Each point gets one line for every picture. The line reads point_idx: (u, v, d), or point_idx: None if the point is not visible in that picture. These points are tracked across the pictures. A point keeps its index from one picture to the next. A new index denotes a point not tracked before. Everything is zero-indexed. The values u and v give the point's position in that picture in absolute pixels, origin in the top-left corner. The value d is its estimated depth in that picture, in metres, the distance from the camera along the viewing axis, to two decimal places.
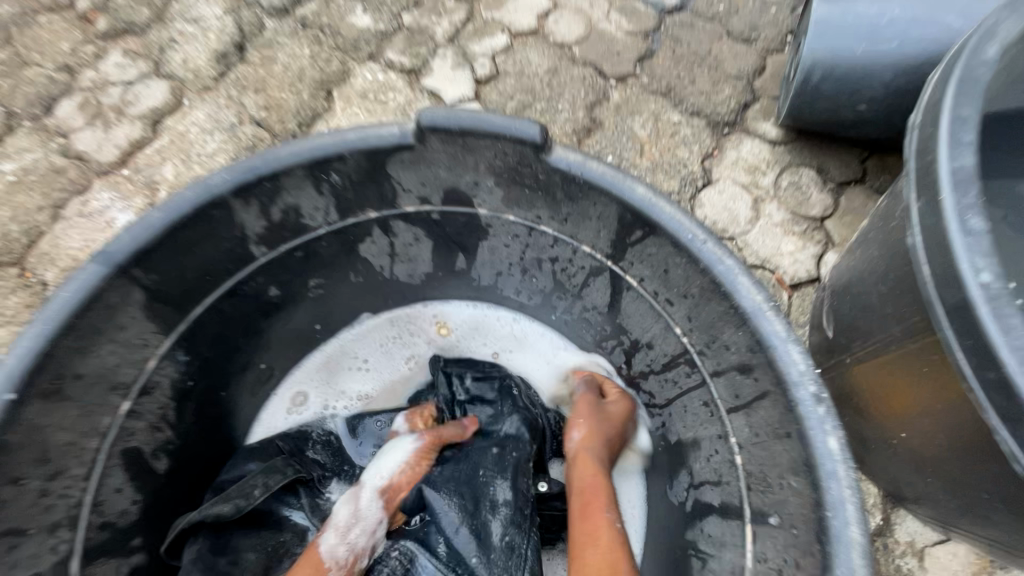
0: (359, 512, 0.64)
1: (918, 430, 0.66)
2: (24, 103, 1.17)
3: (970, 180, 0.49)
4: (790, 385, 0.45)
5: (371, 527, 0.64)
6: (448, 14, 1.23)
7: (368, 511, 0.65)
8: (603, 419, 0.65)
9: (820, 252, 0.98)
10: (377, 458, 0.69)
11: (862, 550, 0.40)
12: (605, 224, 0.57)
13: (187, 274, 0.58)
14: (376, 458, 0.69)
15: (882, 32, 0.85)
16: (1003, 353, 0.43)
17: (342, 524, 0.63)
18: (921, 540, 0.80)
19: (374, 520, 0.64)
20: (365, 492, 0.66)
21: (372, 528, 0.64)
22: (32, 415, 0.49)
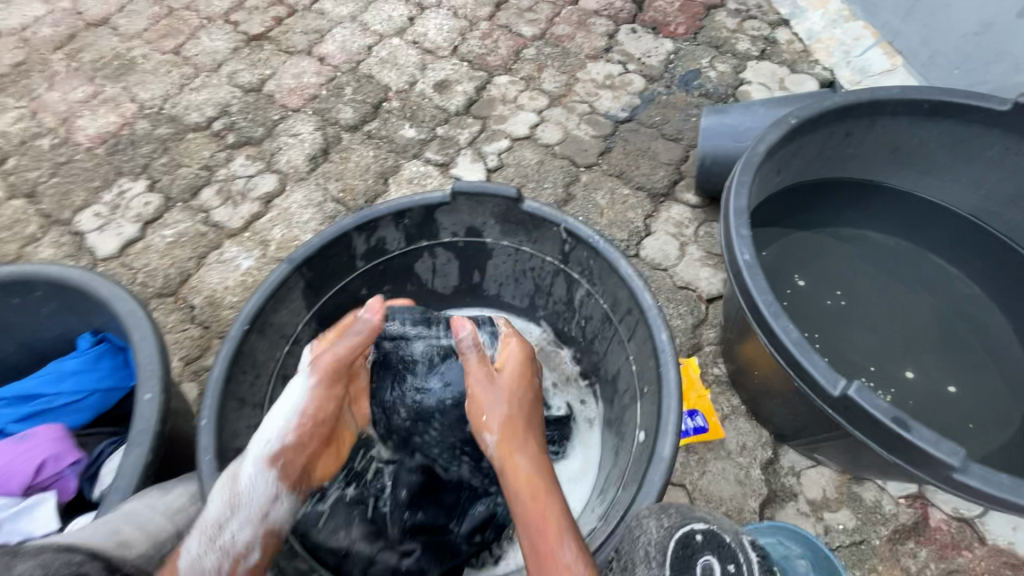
0: (235, 496, 0.74)
1: (772, 375, 1.06)
2: (178, 190, 1.71)
3: (743, 212, 0.93)
4: (645, 312, 0.86)
5: (251, 519, 0.74)
6: (468, 127, 1.78)
7: (251, 489, 0.75)
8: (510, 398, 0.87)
9: (726, 277, 1.41)
10: (277, 409, 0.84)
11: (674, 383, 0.79)
12: (556, 241, 1.02)
13: (324, 274, 1.01)
14: (276, 408, 0.84)
15: (742, 134, 1.38)
16: (754, 293, 0.85)
17: (209, 530, 0.71)
18: (799, 465, 1.14)
19: (254, 505, 0.75)
20: (245, 471, 0.76)
21: (249, 520, 0.74)
22: (252, 340, 0.91)
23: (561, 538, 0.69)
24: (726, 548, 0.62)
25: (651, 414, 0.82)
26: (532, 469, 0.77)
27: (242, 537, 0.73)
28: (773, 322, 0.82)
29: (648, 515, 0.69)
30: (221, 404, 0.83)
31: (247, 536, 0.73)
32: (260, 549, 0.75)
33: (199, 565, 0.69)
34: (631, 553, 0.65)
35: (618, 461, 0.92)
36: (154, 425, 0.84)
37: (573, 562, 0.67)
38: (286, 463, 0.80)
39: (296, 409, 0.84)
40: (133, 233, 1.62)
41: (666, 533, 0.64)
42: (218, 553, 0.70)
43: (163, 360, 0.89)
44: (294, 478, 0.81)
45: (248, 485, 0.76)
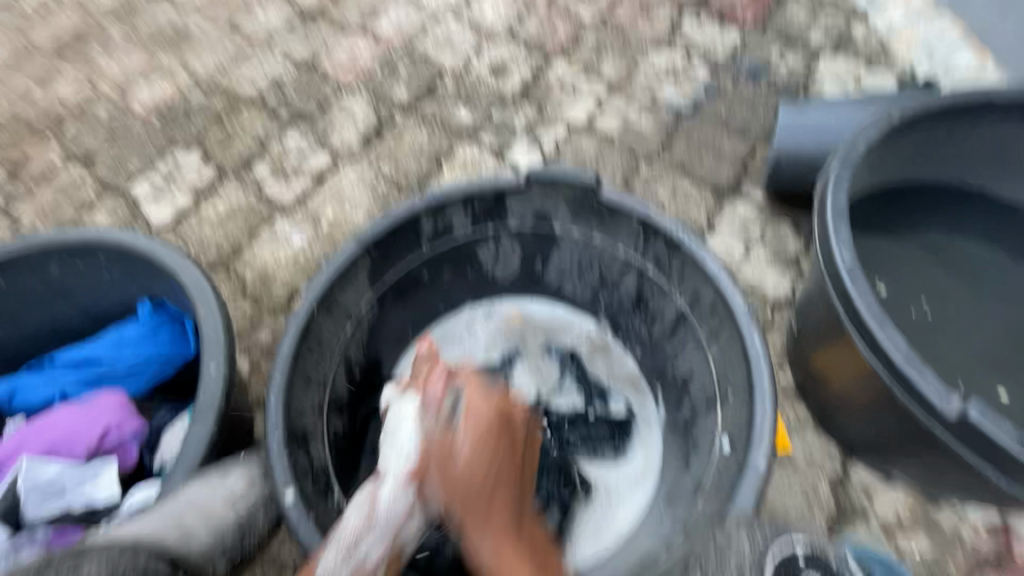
0: (373, 514, 0.75)
1: (852, 389, 0.99)
2: (231, 163, 1.70)
3: (842, 211, 0.87)
4: (735, 313, 0.81)
5: (383, 538, 0.74)
6: (524, 112, 1.73)
7: (390, 508, 0.76)
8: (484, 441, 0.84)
9: (794, 282, 1.34)
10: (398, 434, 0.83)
11: (769, 390, 0.75)
12: (632, 233, 0.97)
13: (390, 254, 0.99)
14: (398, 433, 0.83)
15: (825, 132, 1.31)
16: (856, 299, 0.80)
17: (348, 543, 0.71)
18: (869, 483, 1.08)
19: (392, 523, 0.75)
20: (384, 492, 0.77)
21: (384, 537, 0.74)
22: (320, 318, 0.89)
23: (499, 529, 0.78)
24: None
25: (739, 420, 0.79)
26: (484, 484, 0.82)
27: (374, 555, 0.73)
28: (878, 332, 0.77)
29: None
30: (289, 382, 0.81)
31: (379, 554, 0.73)
32: (384, 570, 0.74)
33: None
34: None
35: (693, 466, 0.88)
36: (220, 397, 0.83)
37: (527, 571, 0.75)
38: (422, 480, 0.79)
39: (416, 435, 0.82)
40: (187, 204, 1.62)
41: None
42: (353, 568, 0.70)
43: (228, 334, 0.87)
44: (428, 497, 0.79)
45: (384, 503, 0.76)
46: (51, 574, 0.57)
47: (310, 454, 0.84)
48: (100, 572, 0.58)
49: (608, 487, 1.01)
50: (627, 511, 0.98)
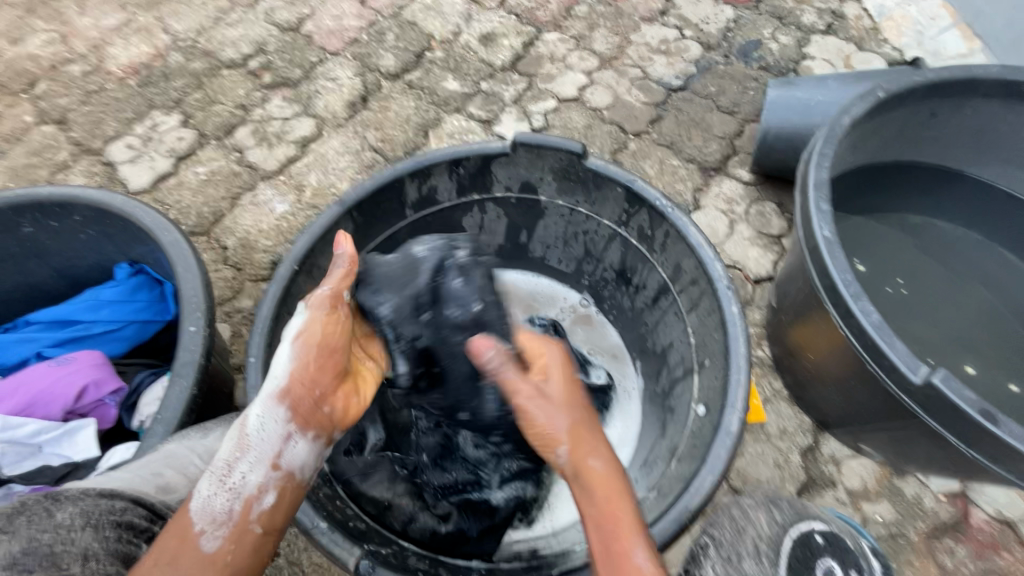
0: (245, 445, 0.68)
1: (826, 361, 1.02)
2: (213, 128, 1.65)
3: (823, 185, 0.88)
4: (714, 281, 0.82)
5: (262, 460, 0.67)
6: (514, 84, 1.70)
7: (266, 431, 0.69)
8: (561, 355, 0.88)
9: (776, 259, 1.36)
10: (278, 351, 0.74)
11: (744, 356, 0.76)
12: (617, 203, 0.97)
13: (373, 219, 0.98)
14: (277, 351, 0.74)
15: (811, 109, 1.31)
16: (832, 270, 0.81)
17: (218, 473, 0.66)
18: (840, 454, 1.12)
19: (267, 447, 0.68)
20: (257, 412, 0.69)
21: (261, 461, 0.67)
22: (300, 281, 0.88)
23: (633, 542, 0.64)
24: (847, 552, 0.70)
25: (715, 386, 0.80)
26: (608, 468, 0.71)
27: (252, 481, 0.66)
28: (851, 302, 0.79)
29: (753, 505, 0.73)
30: (268, 343, 0.81)
31: (258, 480, 0.67)
32: (272, 498, 0.67)
33: (212, 507, 0.64)
34: (737, 545, 0.68)
35: (669, 432, 0.90)
36: (199, 358, 0.82)
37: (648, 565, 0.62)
38: (295, 399, 0.71)
39: (296, 342, 0.73)
40: (166, 168, 1.58)
41: (780, 528, 0.69)
42: (229, 497, 0.65)
43: (207, 295, 0.86)
44: (307, 416, 0.72)
45: (254, 427, 0.69)
46: (22, 521, 0.56)
47: None
48: (75, 520, 0.59)
49: None
50: None
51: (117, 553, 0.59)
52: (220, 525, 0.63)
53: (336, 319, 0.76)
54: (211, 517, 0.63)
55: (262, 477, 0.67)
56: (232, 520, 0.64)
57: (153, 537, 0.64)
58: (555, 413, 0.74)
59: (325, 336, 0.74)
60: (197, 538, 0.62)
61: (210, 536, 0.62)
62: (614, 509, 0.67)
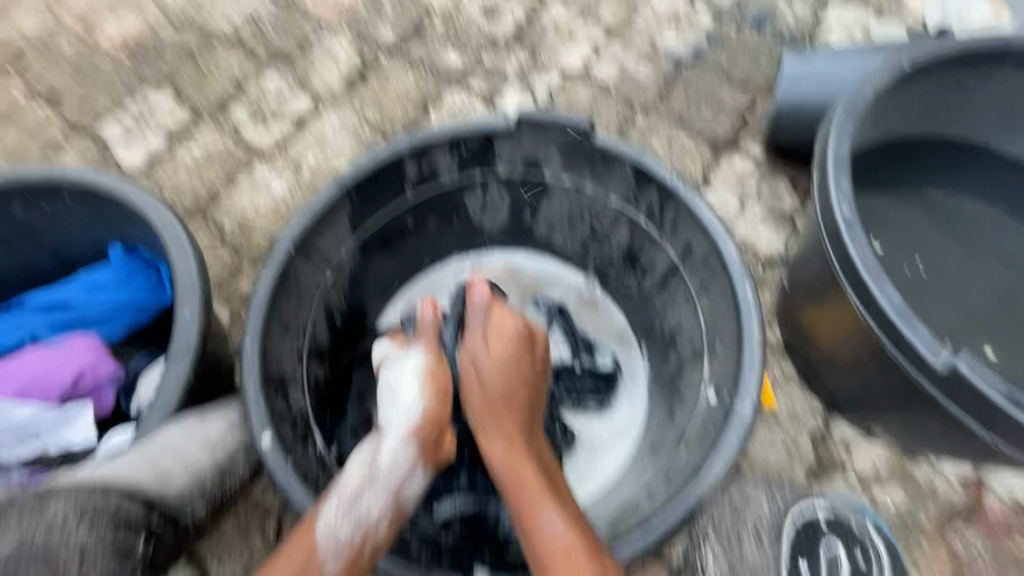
0: (372, 473, 0.73)
1: (840, 344, 0.99)
2: (207, 105, 1.60)
3: (843, 159, 0.83)
4: (727, 262, 0.79)
5: (386, 492, 0.73)
6: (516, 57, 1.64)
7: (392, 463, 0.74)
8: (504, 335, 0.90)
9: (788, 239, 1.32)
10: (397, 390, 0.82)
11: (758, 342, 0.73)
12: (626, 180, 0.93)
13: (372, 199, 0.95)
14: (394, 390, 0.82)
15: (828, 81, 1.25)
16: (852, 250, 0.77)
17: (347, 497, 0.70)
18: (851, 438, 1.10)
19: (392, 479, 0.74)
20: (386, 447, 0.76)
21: (385, 491, 0.73)
22: (297, 264, 0.85)
23: (544, 512, 0.68)
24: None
25: (727, 371, 0.77)
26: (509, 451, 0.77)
27: (375, 509, 0.71)
28: (872, 284, 0.75)
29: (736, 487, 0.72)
30: (265, 328, 0.79)
31: (379, 509, 0.71)
32: (388, 527, 0.72)
33: (337, 533, 0.67)
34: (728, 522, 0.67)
35: (678, 417, 0.88)
36: (196, 342, 0.79)
37: (558, 526, 0.67)
38: (423, 436, 0.78)
39: (418, 388, 0.82)
40: (160, 147, 1.53)
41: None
42: (353, 526, 0.68)
43: (202, 278, 0.83)
44: (429, 454, 0.78)
45: (387, 458, 0.75)
46: (14, 515, 0.58)
47: (289, 401, 0.81)
48: (67, 513, 0.58)
49: (592, 439, 1.01)
50: (610, 461, 0.99)
51: (111, 543, 0.59)
52: (343, 552, 0.67)
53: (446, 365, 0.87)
54: (338, 546, 0.67)
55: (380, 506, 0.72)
56: (354, 547, 0.68)
57: (149, 530, 0.65)
58: (501, 380, 0.84)
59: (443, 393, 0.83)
60: (319, 561, 0.66)
61: (331, 563, 0.66)
62: (524, 488, 0.71)
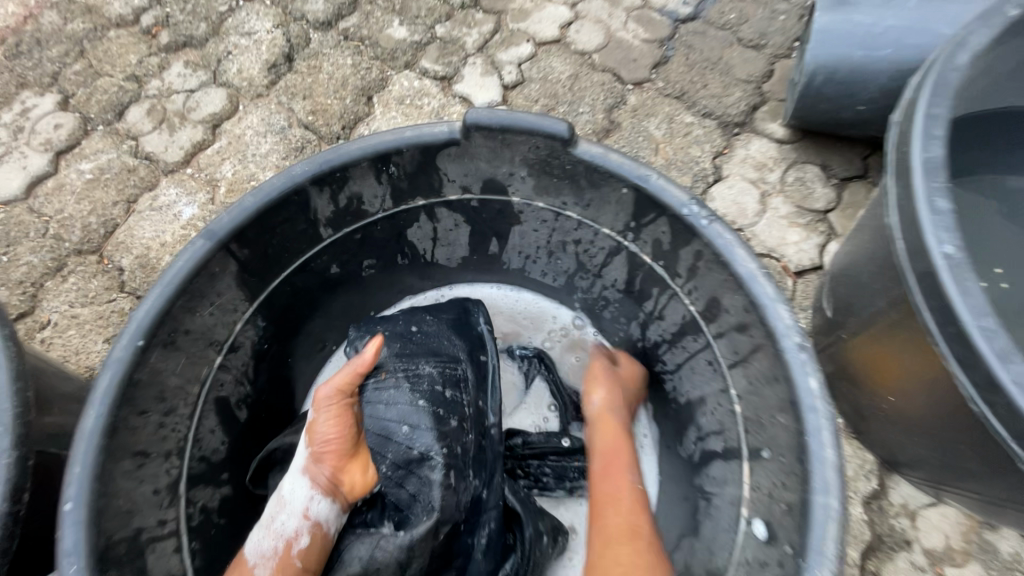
0: (284, 499, 0.62)
1: (912, 399, 0.72)
2: (99, 109, 1.30)
3: (938, 167, 0.57)
4: (778, 335, 0.53)
5: (297, 513, 0.61)
6: (477, 26, 1.33)
7: (292, 494, 0.62)
8: (614, 385, 0.73)
9: (823, 242, 1.06)
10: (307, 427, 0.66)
11: (834, 467, 0.48)
12: (622, 206, 0.66)
13: (270, 251, 0.68)
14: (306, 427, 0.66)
15: (877, 40, 0.94)
16: (963, 312, 0.52)
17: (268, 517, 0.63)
18: (914, 503, 0.87)
19: (298, 504, 0.61)
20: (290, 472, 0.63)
21: (294, 513, 0.61)
22: (155, 361, 0.59)
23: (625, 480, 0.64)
24: None
25: (784, 502, 0.53)
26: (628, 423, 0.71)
27: (291, 531, 0.60)
28: (997, 366, 0.50)
29: None
30: (101, 474, 0.53)
31: (296, 526, 0.60)
32: (309, 551, 0.61)
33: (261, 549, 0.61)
34: None
35: (706, 536, 0.64)
36: (3, 505, 0.53)
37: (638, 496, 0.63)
38: (319, 475, 0.62)
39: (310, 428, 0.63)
40: (42, 168, 1.24)
41: None
42: (276, 538, 0.60)
43: (16, 397, 0.57)
44: (332, 488, 0.62)
45: (288, 488, 0.62)
46: None
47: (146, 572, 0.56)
48: None
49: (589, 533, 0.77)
50: None
51: None
52: (268, 560, 0.60)
53: (337, 414, 0.63)
54: (261, 552, 0.61)
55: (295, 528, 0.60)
56: (278, 557, 0.60)
57: None
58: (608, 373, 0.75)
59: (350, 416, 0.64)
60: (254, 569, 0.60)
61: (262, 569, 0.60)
62: (613, 470, 0.65)
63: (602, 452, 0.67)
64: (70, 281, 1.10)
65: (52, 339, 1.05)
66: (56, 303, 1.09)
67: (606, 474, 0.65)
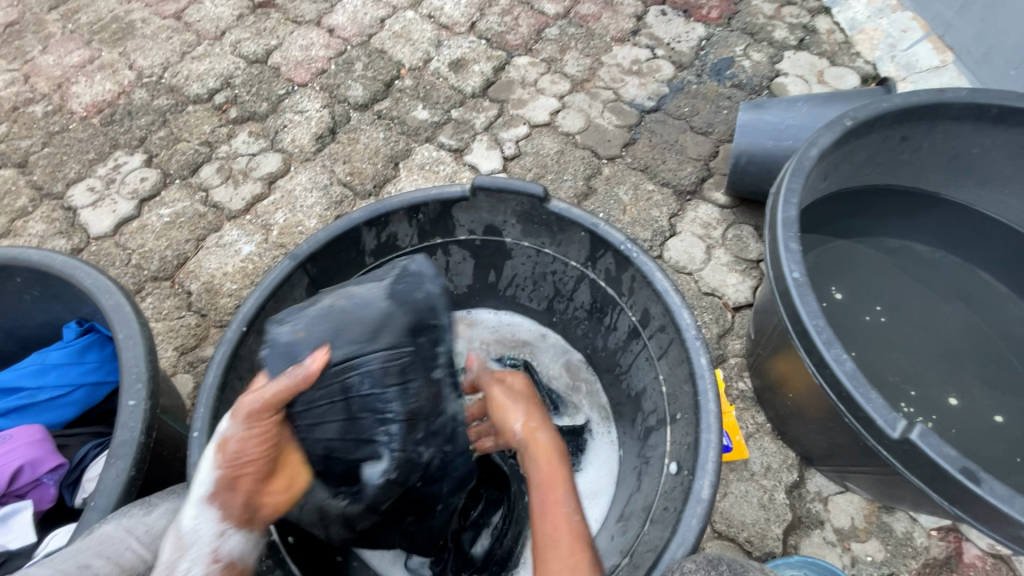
0: (186, 540, 0.62)
1: (805, 396, 0.98)
2: (178, 167, 1.61)
3: (792, 224, 0.85)
4: (682, 330, 0.79)
5: (202, 553, 0.62)
6: (485, 111, 1.67)
7: (196, 532, 0.62)
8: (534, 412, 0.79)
9: (756, 284, 1.33)
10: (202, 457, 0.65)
11: (714, 414, 0.72)
12: (583, 245, 0.93)
13: (330, 271, 0.95)
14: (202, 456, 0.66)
15: (783, 133, 1.28)
16: (804, 316, 0.78)
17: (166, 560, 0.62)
18: (827, 491, 1.09)
19: (206, 541, 0.62)
20: (189, 509, 0.63)
21: (201, 555, 0.62)
22: (251, 342, 0.84)
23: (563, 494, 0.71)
24: None
25: (687, 443, 0.77)
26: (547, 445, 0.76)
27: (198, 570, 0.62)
28: (823, 349, 0.76)
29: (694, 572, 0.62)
30: (215, 415, 0.77)
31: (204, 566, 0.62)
32: None
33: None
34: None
35: (644, 486, 0.86)
36: (139, 436, 0.77)
37: (574, 514, 0.69)
38: (228, 506, 0.63)
39: (214, 460, 0.63)
40: (128, 212, 1.53)
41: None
42: None
43: (149, 363, 0.82)
44: (241, 515, 0.64)
45: (189, 525, 0.62)
46: None
47: None
48: None
49: None
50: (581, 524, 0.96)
51: None
52: None
53: (257, 433, 0.64)
54: None
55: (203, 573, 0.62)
56: None
57: None
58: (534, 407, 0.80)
59: (270, 436, 0.64)
60: None
61: None
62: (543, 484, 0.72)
63: (540, 480, 0.73)
64: (147, 301, 1.36)
65: None
66: None
67: (546, 505, 0.70)
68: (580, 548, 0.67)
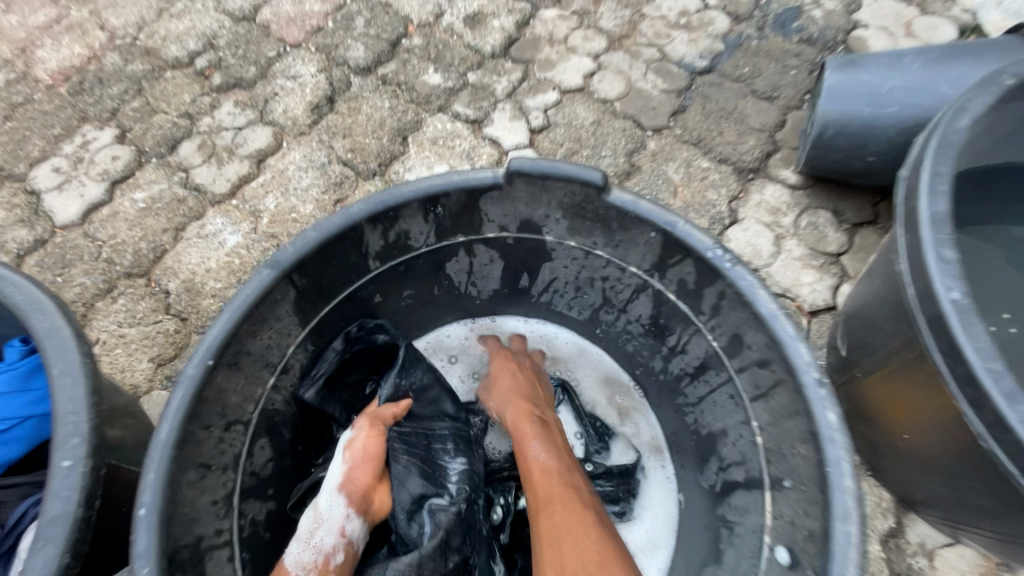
0: (320, 517, 0.71)
1: (924, 435, 0.75)
2: (154, 143, 1.40)
3: (943, 222, 0.63)
4: (798, 372, 0.58)
5: (334, 527, 0.70)
6: (507, 74, 1.42)
7: (330, 511, 0.71)
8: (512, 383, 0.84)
9: (836, 283, 1.11)
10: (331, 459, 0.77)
11: (854, 496, 0.53)
12: (650, 248, 0.71)
13: (323, 280, 0.74)
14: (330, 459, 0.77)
15: (884, 98, 1.03)
16: (970, 353, 0.56)
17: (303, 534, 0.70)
18: (932, 542, 0.88)
19: (337, 518, 0.71)
20: (324, 495, 0.73)
21: (331, 529, 0.70)
22: (220, 380, 0.64)
23: (530, 441, 0.76)
24: None
25: (808, 530, 0.59)
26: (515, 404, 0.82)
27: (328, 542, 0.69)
28: (1004, 406, 0.55)
29: None
30: (170, 482, 0.58)
31: (333, 539, 0.69)
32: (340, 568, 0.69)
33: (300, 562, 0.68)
34: None
35: (730, 562, 0.72)
36: (78, 509, 0.58)
37: (541, 456, 0.74)
38: (353, 487, 0.73)
39: (342, 458, 0.75)
40: (97, 196, 1.33)
41: None
42: (314, 551, 0.69)
43: (91, 410, 0.62)
44: (364, 501, 0.73)
45: (323, 506, 0.71)
46: None
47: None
48: None
49: None
50: None
51: None
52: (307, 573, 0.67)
53: (373, 437, 0.76)
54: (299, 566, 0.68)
55: (332, 544, 0.69)
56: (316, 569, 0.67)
57: None
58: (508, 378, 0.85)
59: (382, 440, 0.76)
60: None
61: None
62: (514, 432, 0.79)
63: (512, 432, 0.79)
64: (119, 302, 1.18)
65: (100, 356, 1.13)
66: (105, 323, 1.16)
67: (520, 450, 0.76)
68: (549, 478, 0.71)
